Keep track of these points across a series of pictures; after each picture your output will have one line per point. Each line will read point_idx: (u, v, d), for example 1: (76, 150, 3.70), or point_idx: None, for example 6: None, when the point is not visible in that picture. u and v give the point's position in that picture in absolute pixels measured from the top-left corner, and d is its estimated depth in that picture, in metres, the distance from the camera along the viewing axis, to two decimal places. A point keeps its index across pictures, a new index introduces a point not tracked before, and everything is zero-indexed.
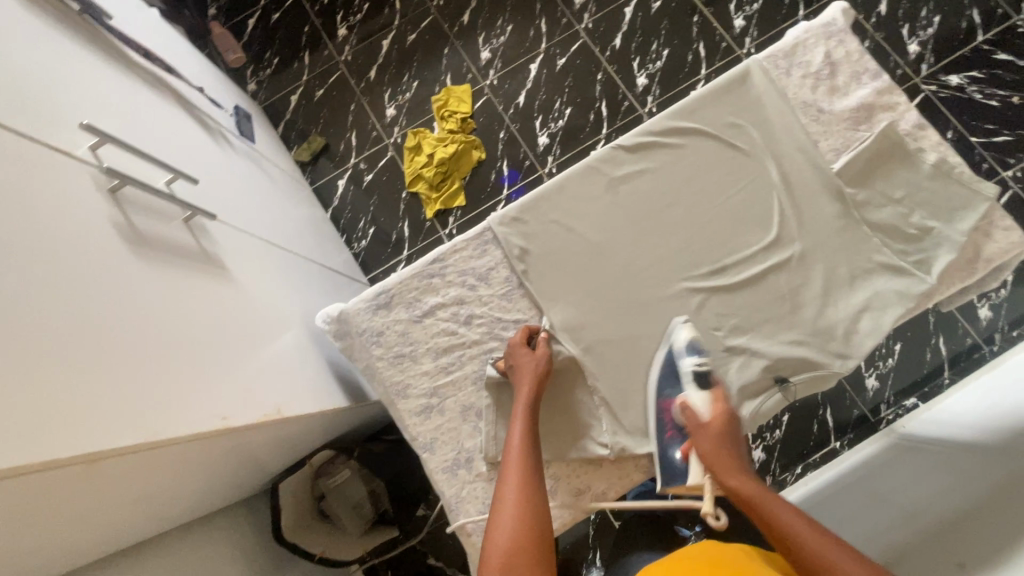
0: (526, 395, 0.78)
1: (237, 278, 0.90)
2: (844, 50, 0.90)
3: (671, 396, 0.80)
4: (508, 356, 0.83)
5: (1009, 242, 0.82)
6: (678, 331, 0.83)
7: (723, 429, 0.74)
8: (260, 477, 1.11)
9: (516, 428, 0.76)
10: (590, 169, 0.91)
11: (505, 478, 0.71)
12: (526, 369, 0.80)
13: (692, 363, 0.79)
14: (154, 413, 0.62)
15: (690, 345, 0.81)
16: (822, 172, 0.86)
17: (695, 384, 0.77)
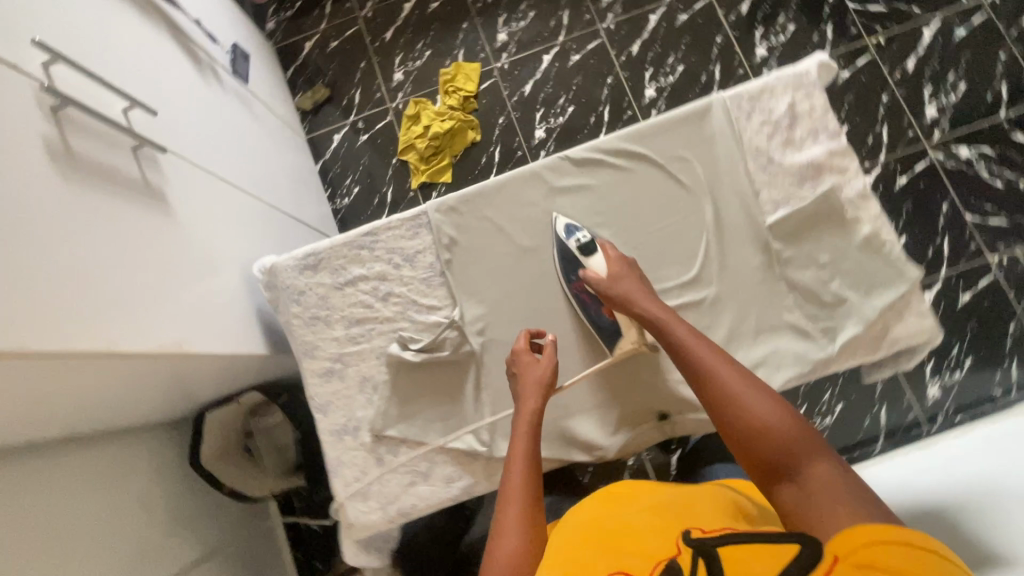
0: (538, 392, 0.77)
1: (174, 213, 0.92)
2: (809, 104, 0.90)
3: (573, 279, 0.87)
4: (516, 364, 0.81)
5: (918, 327, 0.82)
6: (556, 223, 0.90)
7: (618, 270, 0.83)
8: (186, 404, 1.19)
9: (526, 409, 0.75)
10: (534, 175, 0.92)
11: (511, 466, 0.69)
12: (532, 379, 0.79)
13: (574, 241, 0.87)
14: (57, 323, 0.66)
15: (567, 227, 0.89)
16: (753, 222, 0.86)
17: (585, 254, 0.85)
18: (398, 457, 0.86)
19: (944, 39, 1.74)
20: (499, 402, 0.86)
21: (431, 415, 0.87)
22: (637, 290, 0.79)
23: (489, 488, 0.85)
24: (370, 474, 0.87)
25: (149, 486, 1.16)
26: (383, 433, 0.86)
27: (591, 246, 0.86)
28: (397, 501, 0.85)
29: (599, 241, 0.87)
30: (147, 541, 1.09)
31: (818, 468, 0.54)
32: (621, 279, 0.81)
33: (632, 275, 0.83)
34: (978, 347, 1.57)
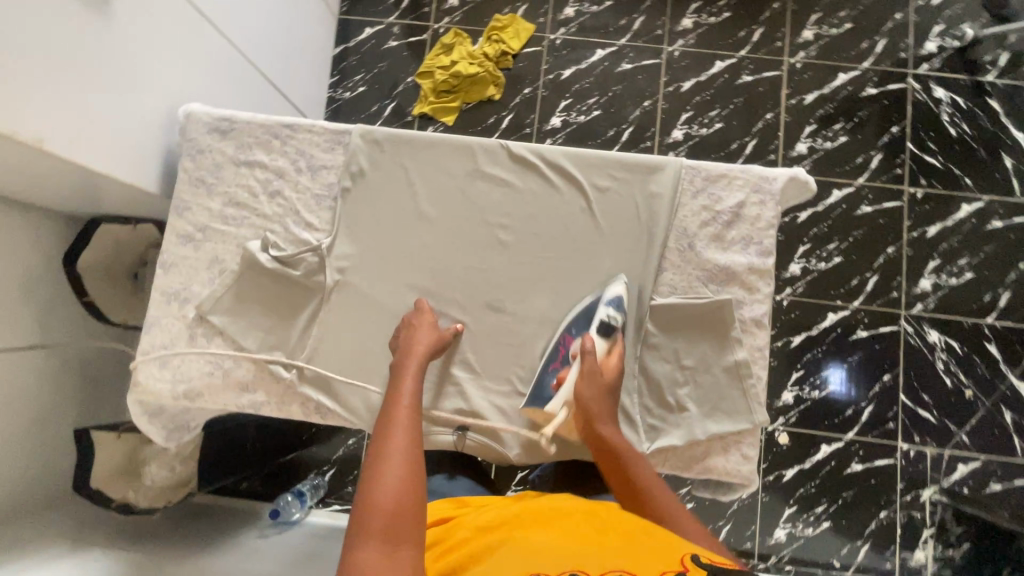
0: (421, 362, 0.77)
1: (104, 10, 0.87)
2: (757, 212, 0.85)
3: (572, 333, 0.82)
4: (405, 330, 0.81)
5: (736, 468, 0.80)
6: (611, 285, 0.83)
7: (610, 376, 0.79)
8: (84, 205, 1.18)
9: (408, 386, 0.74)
10: (468, 148, 0.88)
11: (390, 436, 0.68)
12: (418, 345, 0.79)
13: (605, 312, 0.81)
14: None
15: (615, 298, 0.81)
16: (642, 295, 0.83)
17: (598, 331, 0.80)
18: (208, 345, 0.85)
19: (976, 223, 1.67)
20: (323, 342, 0.84)
21: (259, 321, 0.86)
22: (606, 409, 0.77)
23: (276, 413, 0.84)
24: (177, 347, 0.85)
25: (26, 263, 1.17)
26: (204, 316, 0.85)
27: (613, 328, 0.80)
28: (188, 383, 0.84)
29: (619, 332, 0.81)
30: None
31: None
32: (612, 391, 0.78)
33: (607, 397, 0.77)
34: (842, 515, 1.56)
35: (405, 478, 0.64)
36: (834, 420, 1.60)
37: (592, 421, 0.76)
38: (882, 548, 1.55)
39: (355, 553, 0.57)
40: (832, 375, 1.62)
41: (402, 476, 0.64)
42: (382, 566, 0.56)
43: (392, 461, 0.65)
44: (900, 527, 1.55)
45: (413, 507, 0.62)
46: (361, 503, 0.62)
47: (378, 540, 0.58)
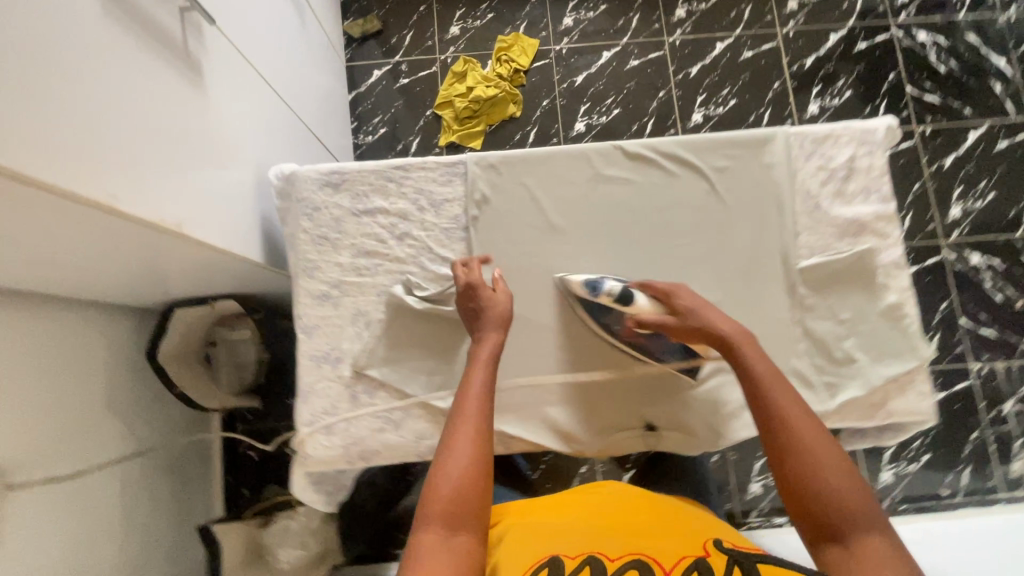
0: (495, 347, 0.75)
1: (203, 89, 0.86)
2: (869, 162, 0.89)
3: (614, 327, 0.82)
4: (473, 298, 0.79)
5: (916, 406, 0.82)
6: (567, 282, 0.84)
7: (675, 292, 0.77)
8: (162, 292, 1.14)
9: (480, 374, 0.72)
10: (583, 155, 0.90)
11: (460, 423, 0.67)
12: (488, 322, 0.76)
13: (603, 294, 0.80)
14: (74, 161, 0.61)
15: (588, 283, 0.82)
16: (786, 261, 0.86)
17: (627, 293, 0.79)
18: (372, 400, 0.83)
19: (985, 147, 1.78)
20: None
21: (418, 365, 0.84)
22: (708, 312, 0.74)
23: None
24: (340, 410, 0.83)
25: (105, 364, 1.14)
26: (363, 371, 0.83)
27: (630, 291, 0.80)
28: (361, 443, 0.82)
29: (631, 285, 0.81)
30: (74, 429, 1.05)
31: (871, 543, 0.55)
32: (694, 309, 0.74)
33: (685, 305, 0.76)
34: (939, 444, 1.61)
35: (472, 467, 0.64)
36: None
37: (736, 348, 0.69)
38: (982, 468, 1.60)
39: (417, 535, 0.60)
40: None
41: (468, 466, 0.63)
42: (438, 550, 0.58)
43: (459, 448, 0.64)
44: (993, 444, 1.61)
45: (473, 498, 0.62)
46: (427, 488, 0.63)
47: (438, 526, 0.60)
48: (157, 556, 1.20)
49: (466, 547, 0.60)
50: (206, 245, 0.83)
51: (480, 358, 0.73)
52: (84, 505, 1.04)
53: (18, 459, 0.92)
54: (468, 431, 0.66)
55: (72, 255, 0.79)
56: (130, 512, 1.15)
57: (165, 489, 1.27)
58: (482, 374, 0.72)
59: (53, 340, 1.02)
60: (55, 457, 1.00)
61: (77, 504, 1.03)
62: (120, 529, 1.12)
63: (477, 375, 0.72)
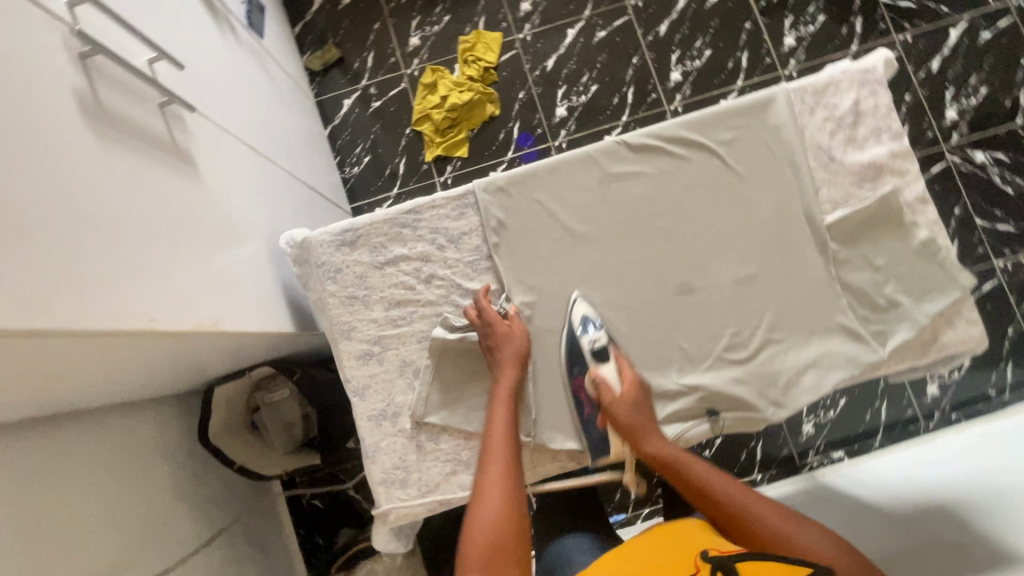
0: (509, 387, 0.80)
1: (200, 178, 0.85)
2: (873, 102, 0.88)
3: (574, 373, 0.84)
4: (486, 332, 0.82)
5: (967, 335, 0.83)
6: (573, 306, 0.85)
7: (632, 396, 0.80)
8: (200, 375, 1.15)
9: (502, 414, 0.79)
10: (588, 158, 0.89)
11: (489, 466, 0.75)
12: (507, 360, 0.81)
13: (586, 338, 0.82)
14: (110, 298, 0.61)
15: (585, 319, 0.83)
16: (812, 221, 0.85)
17: (597, 359, 0.82)
18: (438, 446, 0.84)
19: (970, 41, 1.74)
20: (542, 395, 0.84)
21: (472, 400, 0.85)
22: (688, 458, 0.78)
23: (533, 479, 0.84)
24: (410, 462, 0.84)
25: (160, 459, 1.16)
26: (423, 420, 0.83)
27: (603, 355, 0.82)
28: (436, 490, 0.83)
29: (613, 347, 0.83)
30: (150, 529, 1.07)
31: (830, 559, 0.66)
32: (636, 418, 0.79)
33: (640, 400, 0.81)
34: None
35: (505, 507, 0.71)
36: None
37: (638, 437, 0.79)
38: None
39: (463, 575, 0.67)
40: None
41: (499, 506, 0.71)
42: None
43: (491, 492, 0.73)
44: None
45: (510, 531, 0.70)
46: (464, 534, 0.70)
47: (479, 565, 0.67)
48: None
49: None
50: (244, 332, 0.84)
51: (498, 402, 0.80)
52: None
53: (109, 572, 0.96)
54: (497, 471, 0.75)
55: (118, 371, 0.80)
56: None
57: (246, 560, 1.30)
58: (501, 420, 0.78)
59: (107, 449, 1.04)
60: (141, 561, 1.03)
61: None
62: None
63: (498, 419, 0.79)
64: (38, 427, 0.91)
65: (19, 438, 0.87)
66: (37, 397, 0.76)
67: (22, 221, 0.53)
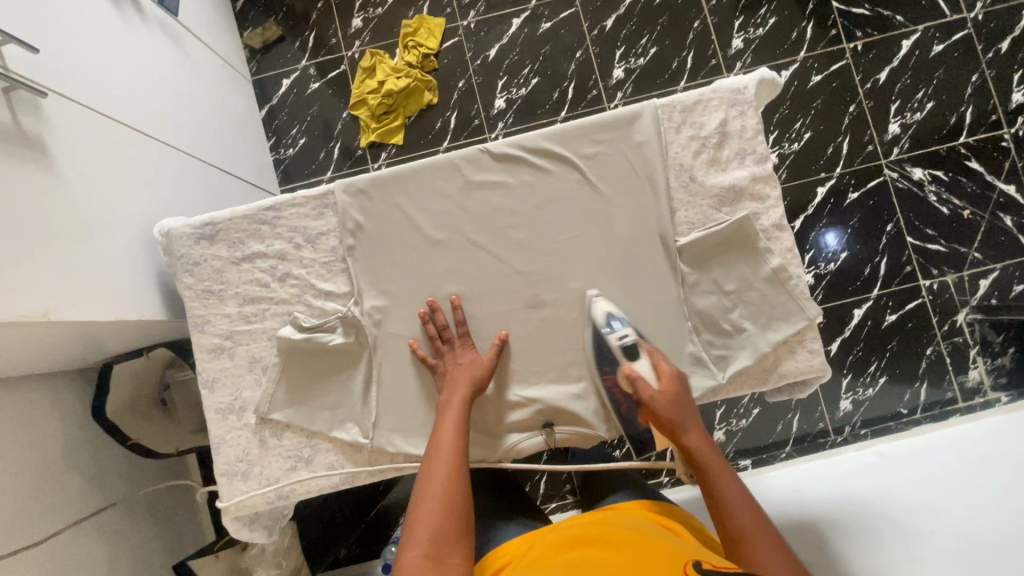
0: (461, 401, 0.78)
1: (50, 165, 0.84)
2: (741, 123, 0.86)
3: (606, 373, 0.82)
4: (449, 355, 0.84)
5: (807, 364, 0.83)
6: (594, 304, 0.83)
7: (674, 391, 0.77)
8: (92, 353, 1.17)
9: (451, 421, 0.76)
10: (451, 164, 0.88)
11: (432, 464, 0.71)
12: (460, 378, 0.81)
13: (614, 335, 0.79)
14: None
15: (608, 316, 0.81)
16: (665, 241, 0.85)
17: (632, 358, 0.78)
18: (282, 442, 0.86)
19: (921, 54, 1.70)
20: (385, 399, 0.85)
21: (318, 400, 0.86)
22: (688, 417, 0.76)
23: (371, 479, 0.86)
24: (252, 455, 0.86)
25: (53, 432, 1.17)
26: (266, 417, 0.85)
27: (636, 351, 0.79)
28: (276, 484, 0.85)
29: (644, 343, 0.80)
30: (31, 500, 1.09)
31: None
32: (673, 411, 0.75)
33: (682, 396, 0.77)
34: (895, 364, 1.63)
35: (447, 505, 0.67)
36: (856, 284, 1.65)
37: (675, 430, 0.75)
38: (939, 380, 1.62)
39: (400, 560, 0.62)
40: (836, 243, 1.66)
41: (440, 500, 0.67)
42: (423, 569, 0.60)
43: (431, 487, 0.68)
44: (949, 357, 1.62)
45: (453, 527, 0.65)
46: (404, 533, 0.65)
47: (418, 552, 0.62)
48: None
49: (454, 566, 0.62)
50: (93, 321, 0.84)
51: (447, 414, 0.77)
52: (58, 566, 1.10)
53: None
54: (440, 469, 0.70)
55: None
56: (111, 560, 1.22)
57: (145, 532, 1.33)
58: (449, 429, 0.74)
59: None
60: (14, 531, 1.04)
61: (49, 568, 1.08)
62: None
63: (445, 424, 0.76)
64: None
65: None
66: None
67: None
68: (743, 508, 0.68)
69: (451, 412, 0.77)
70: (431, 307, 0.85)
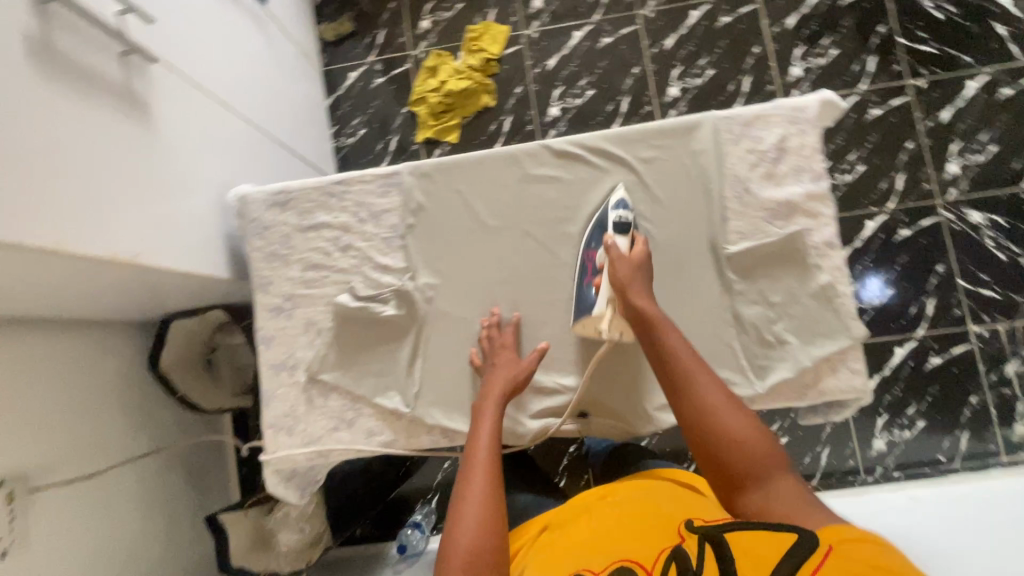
0: (496, 403, 0.81)
1: (152, 124, 0.92)
2: (800, 141, 0.88)
3: (590, 244, 0.88)
4: (493, 354, 0.86)
5: (849, 384, 0.83)
6: (611, 193, 0.89)
7: (638, 259, 0.84)
8: (155, 307, 1.25)
9: (487, 427, 0.79)
10: (513, 157, 0.92)
11: (471, 479, 0.73)
12: (499, 378, 0.84)
13: (614, 214, 0.87)
14: (26, 217, 0.69)
15: (620, 202, 0.87)
16: (715, 248, 0.87)
17: (616, 230, 0.85)
18: (327, 402, 0.90)
19: (987, 96, 1.67)
20: (429, 372, 0.89)
21: (365, 366, 0.90)
22: (639, 282, 0.82)
23: (407, 447, 0.89)
24: (299, 412, 0.90)
25: (109, 377, 1.25)
26: (316, 377, 0.90)
27: (626, 229, 0.86)
28: (318, 441, 0.89)
29: (634, 230, 0.87)
30: (81, 438, 1.15)
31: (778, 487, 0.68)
32: (631, 279, 0.81)
33: (642, 267, 0.83)
34: (935, 409, 1.58)
35: (484, 518, 0.69)
36: (900, 322, 1.62)
37: (627, 293, 0.81)
38: (982, 431, 1.56)
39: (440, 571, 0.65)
40: (870, 286, 1.64)
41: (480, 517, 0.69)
42: None
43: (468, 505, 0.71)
44: (994, 408, 1.56)
45: (491, 545, 0.68)
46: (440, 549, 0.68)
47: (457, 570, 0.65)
48: (172, 543, 1.33)
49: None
50: (170, 270, 0.92)
51: (483, 416, 0.80)
52: (96, 505, 1.16)
53: (32, 466, 1.04)
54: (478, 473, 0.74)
55: (52, 285, 0.88)
56: (149, 505, 1.28)
57: (180, 485, 1.39)
58: (487, 433, 0.78)
59: (56, 359, 1.13)
60: (68, 463, 1.11)
61: (89, 505, 1.14)
62: (132, 526, 1.23)
63: (483, 429, 0.79)
64: None
65: None
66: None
67: None
68: (720, 395, 0.74)
69: (487, 418, 0.80)
70: (494, 315, 0.89)
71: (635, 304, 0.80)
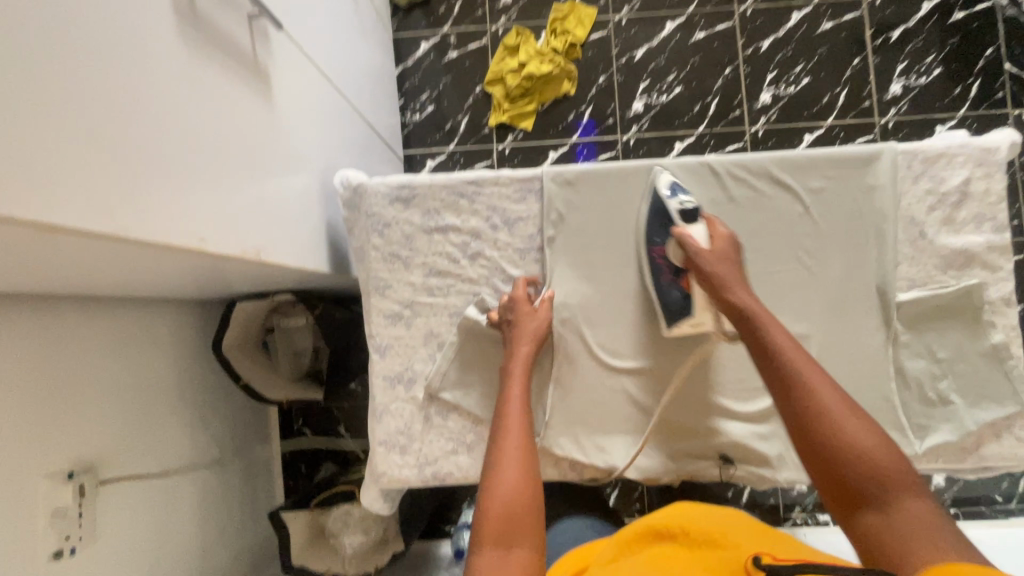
0: (523, 363, 0.76)
1: (273, 101, 0.82)
2: (985, 186, 0.81)
3: (657, 242, 0.81)
4: (509, 311, 0.80)
5: (1011, 452, 0.79)
6: (656, 176, 0.83)
7: (722, 249, 0.75)
8: (227, 289, 1.16)
9: (517, 391, 0.73)
10: (667, 173, 0.84)
11: (504, 441, 0.67)
12: (525, 330, 0.78)
13: (675, 201, 0.80)
14: (168, 208, 0.59)
15: (673, 185, 0.81)
16: (883, 295, 0.81)
17: (685, 221, 0.78)
18: (445, 422, 0.84)
19: None
20: (560, 400, 0.83)
21: (489, 387, 0.84)
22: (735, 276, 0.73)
23: None
24: (414, 430, 0.84)
25: (177, 361, 1.15)
26: (436, 395, 0.83)
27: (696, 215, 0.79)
28: (434, 464, 0.83)
29: (704, 213, 0.79)
30: (149, 427, 1.06)
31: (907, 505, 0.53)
32: (722, 262, 0.74)
33: (733, 257, 0.75)
34: None
35: (522, 483, 0.63)
36: None
37: (722, 287, 0.72)
38: None
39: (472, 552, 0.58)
40: None
41: (517, 477, 0.63)
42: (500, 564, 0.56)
43: (507, 464, 0.65)
44: None
45: (529, 510, 0.61)
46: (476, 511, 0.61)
47: (492, 543, 0.58)
48: (228, 536, 1.25)
49: (526, 555, 0.57)
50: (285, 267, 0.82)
51: (514, 376, 0.74)
52: (162, 499, 1.08)
53: (97, 456, 0.95)
54: (513, 444, 0.67)
55: (153, 270, 0.79)
56: (210, 497, 1.21)
57: (236, 475, 1.32)
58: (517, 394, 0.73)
59: (129, 340, 1.03)
60: (138, 453, 1.03)
61: (153, 498, 1.06)
62: (195, 520, 1.16)
63: (514, 395, 0.73)
64: (72, 306, 0.91)
65: (56, 311, 0.88)
66: (64, 275, 0.74)
67: (99, 113, 0.51)
68: (827, 385, 0.62)
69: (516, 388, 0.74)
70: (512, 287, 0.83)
71: (731, 299, 0.71)
